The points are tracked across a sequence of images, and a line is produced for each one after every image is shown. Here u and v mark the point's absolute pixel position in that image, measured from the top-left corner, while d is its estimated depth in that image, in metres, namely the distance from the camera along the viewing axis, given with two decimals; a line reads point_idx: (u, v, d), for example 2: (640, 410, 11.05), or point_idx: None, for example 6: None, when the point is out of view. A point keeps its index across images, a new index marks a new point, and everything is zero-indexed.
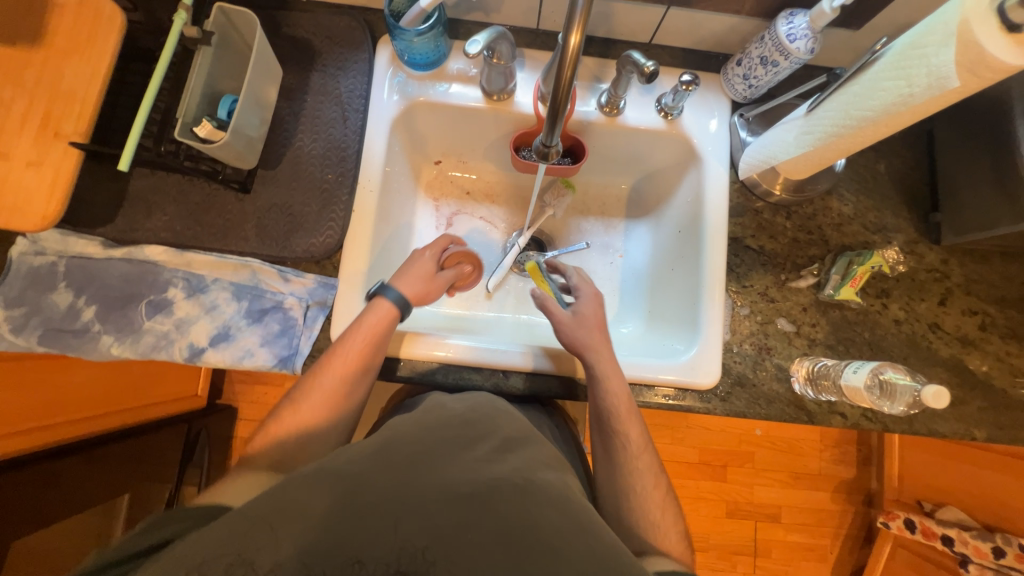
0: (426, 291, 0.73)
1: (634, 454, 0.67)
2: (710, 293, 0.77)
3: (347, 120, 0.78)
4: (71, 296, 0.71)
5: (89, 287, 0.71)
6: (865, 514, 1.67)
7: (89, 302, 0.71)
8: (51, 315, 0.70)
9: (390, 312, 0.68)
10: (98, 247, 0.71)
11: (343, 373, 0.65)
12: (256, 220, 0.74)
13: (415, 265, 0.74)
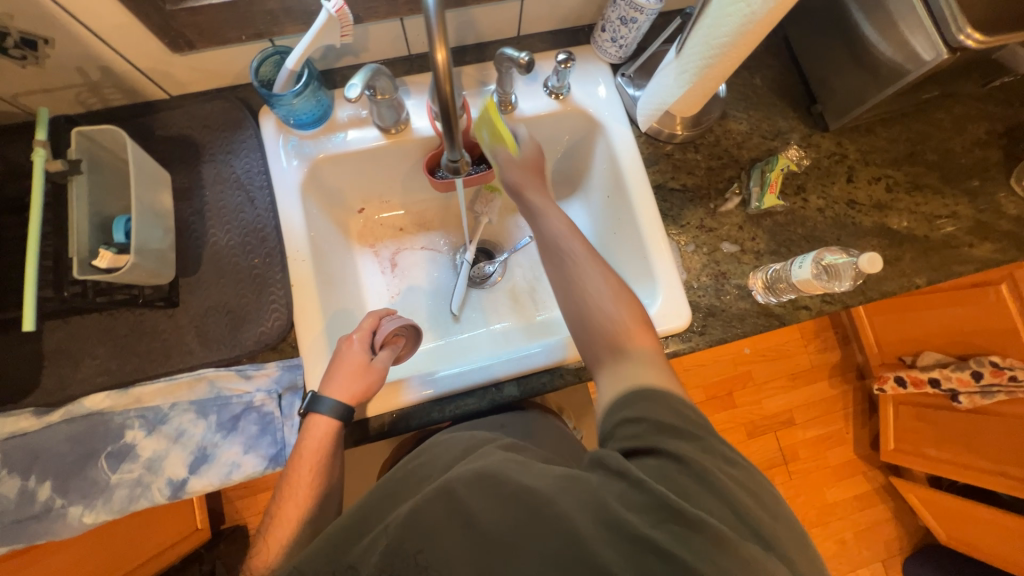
0: (364, 385, 0.66)
1: (583, 266, 0.66)
2: (655, 242, 0.80)
3: (254, 200, 0.75)
4: (19, 480, 0.64)
5: (38, 464, 0.65)
6: (862, 387, 1.79)
7: (42, 479, 0.65)
8: (4, 506, 0.63)
9: (331, 420, 0.64)
10: (31, 418, 0.65)
11: (309, 477, 0.61)
12: (195, 330, 0.70)
13: (340, 362, 0.67)
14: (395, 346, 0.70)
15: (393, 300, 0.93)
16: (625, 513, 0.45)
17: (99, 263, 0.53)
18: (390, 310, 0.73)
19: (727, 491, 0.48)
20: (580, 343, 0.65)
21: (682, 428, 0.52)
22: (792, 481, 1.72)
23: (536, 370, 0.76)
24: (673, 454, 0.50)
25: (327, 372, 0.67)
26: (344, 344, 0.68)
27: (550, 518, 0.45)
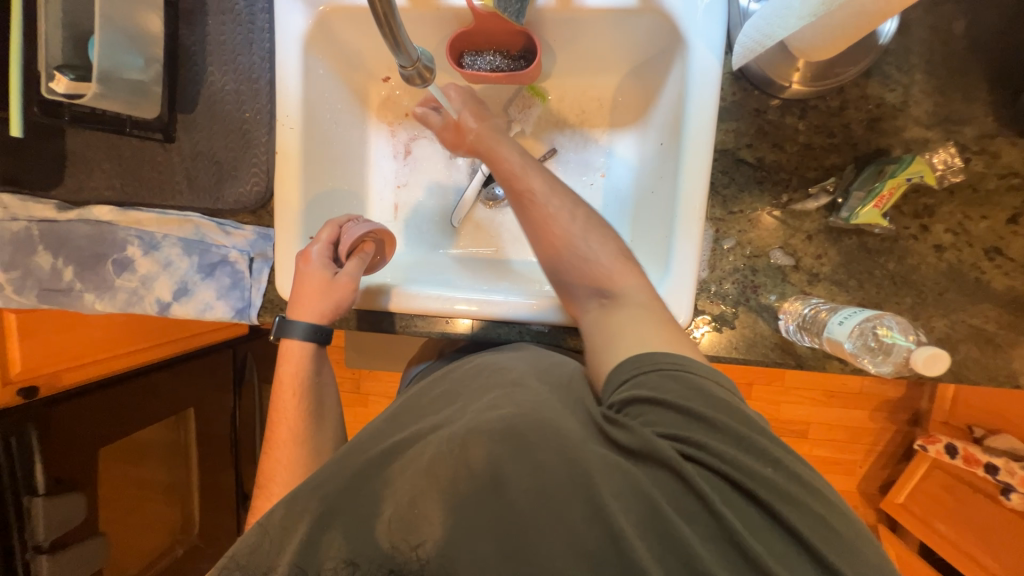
0: (335, 299, 0.68)
1: (575, 220, 0.65)
2: (684, 223, 0.63)
3: (254, 44, 0.67)
4: (51, 257, 0.75)
5: (63, 250, 0.74)
6: (906, 433, 1.56)
7: (66, 263, 0.75)
8: (41, 276, 0.75)
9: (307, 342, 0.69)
10: (55, 210, 0.74)
11: (294, 405, 0.68)
12: (185, 171, 0.71)
13: (304, 284, 0.67)
14: (364, 253, 0.70)
15: (398, 191, 0.88)
16: (678, 520, 0.44)
17: (58, 87, 0.58)
18: (354, 216, 0.71)
19: (827, 556, 0.42)
20: (562, 281, 0.65)
21: (708, 411, 0.49)
22: None
23: (496, 314, 0.71)
24: (707, 452, 0.46)
25: (294, 293, 0.68)
26: (303, 262, 0.67)
27: (578, 489, 0.45)
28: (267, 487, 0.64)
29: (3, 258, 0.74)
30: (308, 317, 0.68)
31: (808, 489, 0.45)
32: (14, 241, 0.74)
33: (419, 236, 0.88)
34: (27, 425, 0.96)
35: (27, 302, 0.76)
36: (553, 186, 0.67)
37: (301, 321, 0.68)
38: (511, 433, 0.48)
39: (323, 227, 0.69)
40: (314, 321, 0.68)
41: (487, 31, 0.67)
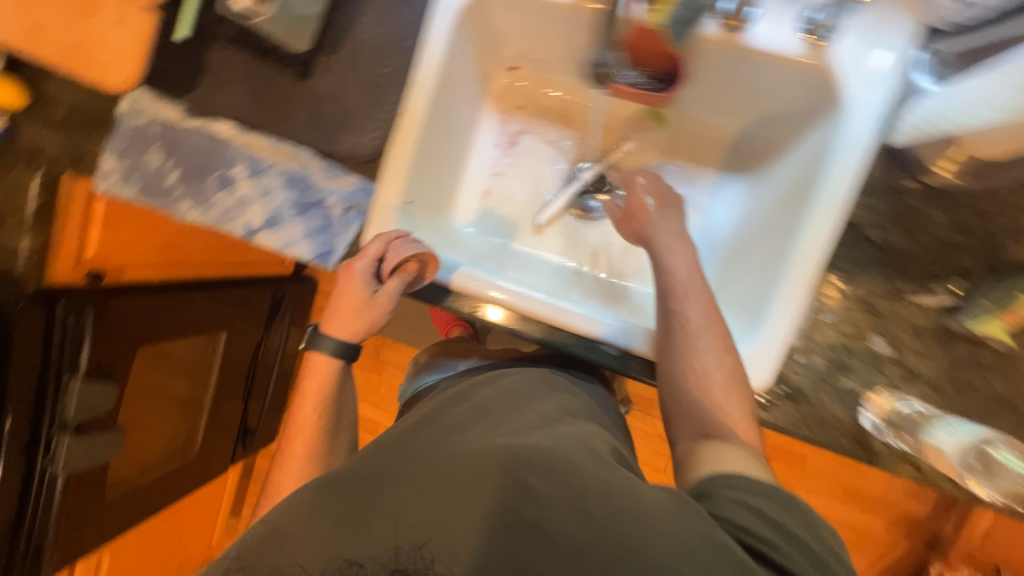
0: (370, 314, 0.70)
1: (715, 361, 0.61)
2: (789, 285, 0.62)
3: (411, 6, 0.69)
4: (161, 158, 0.79)
5: (176, 152, 0.78)
6: (918, 554, 1.49)
7: (175, 166, 0.79)
8: (148, 172, 0.80)
9: (331, 359, 0.72)
10: (178, 114, 0.77)
11: (309, 420, 0.71)
12: (311, 109, 0.72)
13: (343, 299, 0.70)
14: (405, 272, 0.68)
15: (491, 178, 0.90)
16: None
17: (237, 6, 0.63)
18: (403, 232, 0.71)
19: None
20: (673, 402, 0.62)
21: (770, 510, 0.47)
22: None
23: (573, 325, 0.73)
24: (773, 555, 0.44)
25: (330, 308, 0.71)
26: (347, 278, 0.70)
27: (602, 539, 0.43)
28: (273, 495, 0.67)
29: (118, 146, 0.79)
30: (342, 334, 0.71)
31: None
32: (132, 133, 0.78)
33: (500, 228, 0.89)
34: (87, 306, 0.98)
35: (128, 192, 0.81)
36: (708, 322, 0.63)
37: (335, 337, 0.71)
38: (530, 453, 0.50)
39: (371, 241, 0.69)
40: (347, 337, 0.71)
41: (638, 48, 0.66)
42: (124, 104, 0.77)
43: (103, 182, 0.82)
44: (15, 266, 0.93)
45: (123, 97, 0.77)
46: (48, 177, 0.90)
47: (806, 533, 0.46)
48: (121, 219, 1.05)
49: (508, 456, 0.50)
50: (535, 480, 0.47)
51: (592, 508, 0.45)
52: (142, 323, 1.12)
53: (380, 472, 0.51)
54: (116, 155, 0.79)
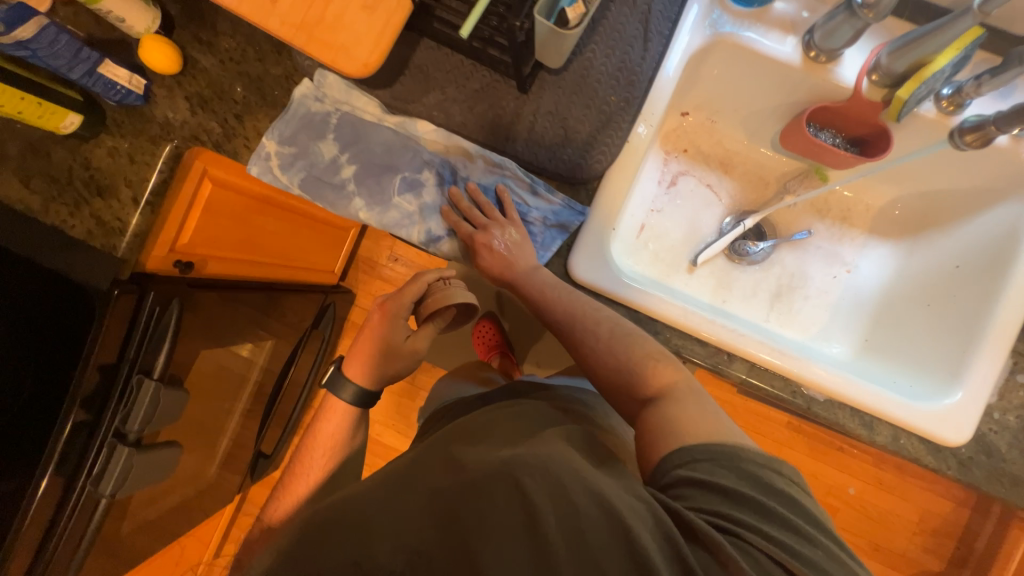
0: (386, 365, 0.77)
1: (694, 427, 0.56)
2: (991, 345, 0.68)
3: (648, 42, 0.71)
4: (336, 150, 0.77)
5: (355, 147, 0.76)
6: None
7: (350, 161, 0.77)
8: (315, 162, 0.77)
9: (364, 378, 0.77)
10: (376, 110, 0.75)
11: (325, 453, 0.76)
12: (529, 124, 0.71)
13: (377, 340, 0.77)
14: (444, 317, 0.78)
15: (650, 214, 0.89)
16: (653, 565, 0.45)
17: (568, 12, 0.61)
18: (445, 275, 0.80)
19: None
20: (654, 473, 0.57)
21: (727, 471, 0.51)
22: None
23: (788, 372, 0.70)
24: (752, 524, 0.48)
25: (359, 342, 0.79)
26: (379, 314, 0.78)
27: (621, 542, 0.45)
28: (270, 525, 0.74)
29: (285, 130, 0.75)
30: (364, 379, 0.77)
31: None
32: (307, 119, 0.75)
33: (654, 262, 0.88)
34: (174, 299, 0.84)
35: (283, 181, 0.77)
36: (683, 396, 0.60)
37: (357, 381, 0.77)
38: (524, 461, 0.50)
39: (407, 284, 0.78)
40: (367, 382, 0.77)
41: (844, 115, 0.74)
42: (307, 83, 0.74)
43: (256, 165, 0.75)
44: (113, 244, 0.81)
45: (305, 79, 0.75)
46: (174, 153, 0.79)
47: (786, 508, 0.50)
48: (223, 206, 0.95)
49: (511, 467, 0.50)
50: (529, 480, 0.48)
51: (575, 497, 0.47)
52: (212, 321, 0.98)
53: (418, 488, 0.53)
54: (279, 139, 0.75)
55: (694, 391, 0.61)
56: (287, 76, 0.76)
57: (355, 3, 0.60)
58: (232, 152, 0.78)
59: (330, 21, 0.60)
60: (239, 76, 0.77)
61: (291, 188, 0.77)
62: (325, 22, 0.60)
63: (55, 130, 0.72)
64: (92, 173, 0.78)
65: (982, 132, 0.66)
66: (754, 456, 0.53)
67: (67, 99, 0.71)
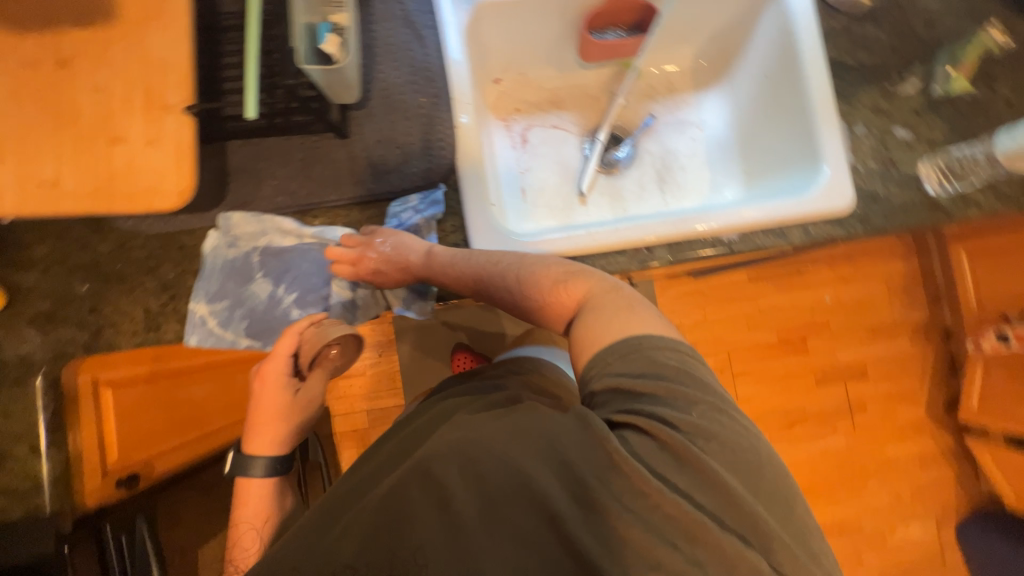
0: (283, 420, 0.73)
1: (618, 313, 0.57)
2: (824, 119, 0.77)
3: (423, 39, 0.75)
4: (269, 285, 0.75)
5: (286, 276, 0.75)
6: (945, 351, 1.67)
7: (288, 290, 0.76)
8: (255, 305, 0.74)
9: (271, 444, 0.74)
10: (293, 232, 0.73)
11: (255, 536, 0.71)
12: (365, 160, 0.72)
13: (262, 400, 0.73)
14: (326, 360, 0.73)
15: (522, 176, 0.93)
16: (549, 487, 0.47)
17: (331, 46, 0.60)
18: (315, 318, 0.71)
19: (728, 483, 0.47)
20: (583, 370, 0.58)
21: (638, 368, 0.53)
22: (856, 433, 1.64)
23: (697, 231, 0.76)
24: (656, 411, 0.50)
25: (251, 411, 0.74)
26: (263, 378, 0.73)
27: (521, 490, 0.47)
28: None
29: (210, 288, 0.71)
30: (265, 445, 0.74)
31: (728, 451, 0.50)
32: (227, 268, 0.72)
33: (551, 212, 0.92)
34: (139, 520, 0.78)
35: (229, 337, 0.72)
36: (596, 293, 0.61)
37: (259, 449, 0.73)
38: (445, 462, 0.49)
39: (279, 340, 0.71)
40: (274, 446, 0.74)
41: (613, 11, 0.82)
42: (215, 234, 0.71)
43: (194, 335, 0.70)
44: (34, 504, 0.69)
45: (210, 231, 0.71)
46: (47, 382, 0.72)
47: (678, 386, 0.52)
48: (132, 404, 0.87)
49: (431, 466, 0.49)
50: (439, 467, 0.48)
51: (484, 470, 0.48)
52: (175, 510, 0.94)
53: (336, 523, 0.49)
54: (208, 298, 0.71)
55: (617, 292, 0.60)
56: (120, 245, 0.72)
57: (137, 145, 0.59)
58: (107, 344, 0.72)
59: (122, 172, 0.59)
60: (73, 272, 0.72)
61: (240, 340, 0.74)
62: (118, 175, 0.59)
63: None
64: None
65: None
66: (657, 342, 0.54)
67: None
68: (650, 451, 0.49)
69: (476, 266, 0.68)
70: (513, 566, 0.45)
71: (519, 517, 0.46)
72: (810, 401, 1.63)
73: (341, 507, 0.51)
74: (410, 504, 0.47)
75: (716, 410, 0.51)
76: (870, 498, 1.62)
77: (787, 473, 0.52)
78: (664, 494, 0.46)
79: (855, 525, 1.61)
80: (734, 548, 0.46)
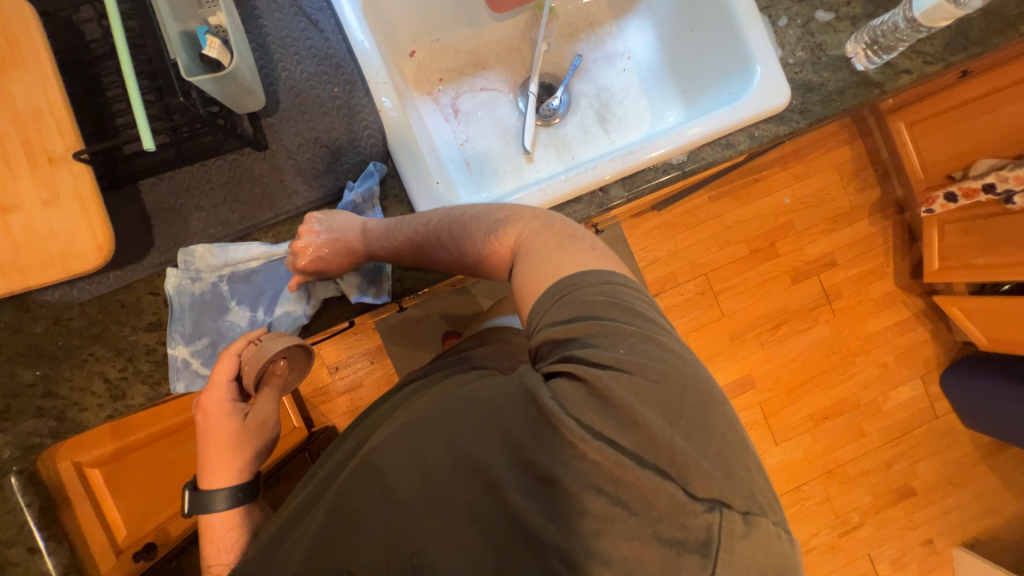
0: (245, 449, 0.63)
1: (556, 251, 0.53)
2: (747, 18, 0.75)
3: (318, 23, 0.69)
4: (247, 311, 0.69)
5: (263, 298, 0.69)
6: (902, 222, 1.74)
7: (267, 312, 0.69)
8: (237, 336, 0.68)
9: (234, 479, 0.62)
10: (262, 249, 0.67)
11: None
12: (294, 167, 0.68)
13: (209, 436, 0.62)
14: (276, 376, 0.64)
15: (463, 147, 0.90)
16: (489, 458, 0.47)
17: (213, 49, 0.54)
18: (258, 330, 0.65)
19: (651, 423, 0.45)
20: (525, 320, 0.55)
21: (570, 313, 0.49)
22: (837, 319, 1.72)
23: (648, 161, 0.74)
24: (584, 355, 0.47)
25: (200, 452, 0.62)
26: (206, 410, 0.62)
27: (462, 465, 0.47)
28: None
29: (184, 329, 0.66)
30: (226, 482, 0.62)
31: (663, 387, 0.46)
32: (199, 305, 0.67)
33: (501, 178, 0.89)
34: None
35: None
36: (528, 229, 0.56)
37: (219, 489, 0.61)
38: (385, 454, 0.49)
39: (216, 366, 0.63)
40: (236, 482, 0.62)
41: None
42: (174, 271, 0.65)
43: (181, 381, 0.66)
44: None
45: (168, 269, 0.65)
46: (25, 478, 0.66)
47: (607, 325, 0.48)
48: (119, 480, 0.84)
49: (374, 457, 0.49)
50: (380, 457, 0.49)
51: (425, 452, 0.48)
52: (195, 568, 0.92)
53: (299, 529, 0.50)
54: (185, 340, 0.66)
55: (550, 229, 0.55)
56: (56, 320, 0.67)
57: (33, 208, 0.54)
58: (76, 424, 0.67)
59: (26, 241, 0.53)
60: (13, 360, 0.66)
61: None
62: (24, 246, 0.54)
63: None
64: None
65: None
66: (588, 279, 0.50)
67: None
68: (577, 400, 0.46)
69: (413, 234, 0.62)
70: (455, 541, 0.45)
71: (460, 493, 0.47)
72: (789, 300, 1.69)
73: (300, 514, 0.52)
74: (370, 496, 0.48)
75: (649, 340, 0.48)
76: (860, 374, 1.72)
77: (733, 415, 0.48)
78: (590, 442, 0.45)
79: (852, 401, 1.71)
80: (655, 487, 0.43)
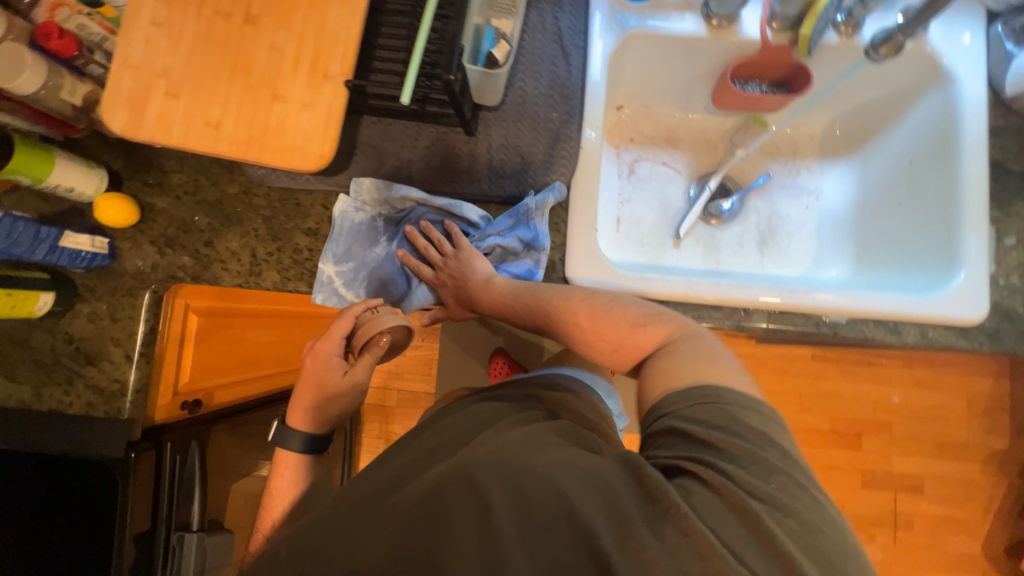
0: (329, 403, 0.73)
1: (707, 354, 0.57)
2: (971, 222, 0.72)
3: (568, 55, 0.76)
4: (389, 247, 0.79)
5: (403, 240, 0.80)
6: (1020, 488, 1.50)
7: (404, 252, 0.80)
8: (375, 268, 0.78)
9: (310, 426, 0.73)
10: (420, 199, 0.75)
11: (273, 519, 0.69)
12: (487, 161, 0.74)
13: (307, 382, 0.73)
14: (376, 347, 0.71)
15: (621, 206, 0.92)
16: (601, 528, 0.45)
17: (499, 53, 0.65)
18: (376, 300, 0.75)
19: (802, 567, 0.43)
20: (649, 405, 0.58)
21: (706, 416, 0.52)
22: (896, 550, 1.51)
23: (806, 306, 0.72)
24: (720, 466, 0.48)
25: (296, 391, 0.74)
26: (313, 359, 0.73)
27: (566, 520, 0.46)
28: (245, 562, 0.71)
29: (337, 250, 0.75)
30: (305, 426, 0.73)
31: (812, 534, 0.46)
32: (353, 231, 0.76)
33: (642, 248, 0.90)
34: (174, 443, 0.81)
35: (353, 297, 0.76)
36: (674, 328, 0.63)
37: (297, 430, 0.73)
38: (488, 477, 0.48)
39: (335, 322, 0.73)
40: (312, 430, 0.73)
41: (763, 63, 0.80)
42: (345, 199, 0.74)
43: (322, 294, 0.74)
44: (117, 407, 0.76)
45: (341, 196, 0.75)
46: (154, 298, 0.77)
47: (730, 432, 0.51)
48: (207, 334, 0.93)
49: (472, 471, 0.49)
50: (479, 474, 0.48)
51: (528, 490, 0.47)
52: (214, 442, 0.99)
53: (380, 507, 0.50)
54: (335, 260, 0.75)
55: (701, 339, 0.60)
56: (245, 190, 0.77)
57: (295, 105, 0.63)
58: (213, 278, 0.77)
59: (275, 127, 0.63)
60: (199, 205, 0.78)
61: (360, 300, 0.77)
62: (272, 131, 0.62)
63: (30, 314, 0.71)
64: (78, 346, 0.76)
65: (892, 41, 0.70)
66: (739, 397, 0.53)
67: (33, 281, 0.70)
68: (713, 510, 0.46)
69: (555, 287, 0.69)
70: None
71: (563, 552, 0.45)
72: (852, 503, 1.51)
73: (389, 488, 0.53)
74: (454, 503, 0.47)
75: (799, 484, 0.48)
76: None
77: None
78: (713, 546, 0.44)
79: None
80: None
